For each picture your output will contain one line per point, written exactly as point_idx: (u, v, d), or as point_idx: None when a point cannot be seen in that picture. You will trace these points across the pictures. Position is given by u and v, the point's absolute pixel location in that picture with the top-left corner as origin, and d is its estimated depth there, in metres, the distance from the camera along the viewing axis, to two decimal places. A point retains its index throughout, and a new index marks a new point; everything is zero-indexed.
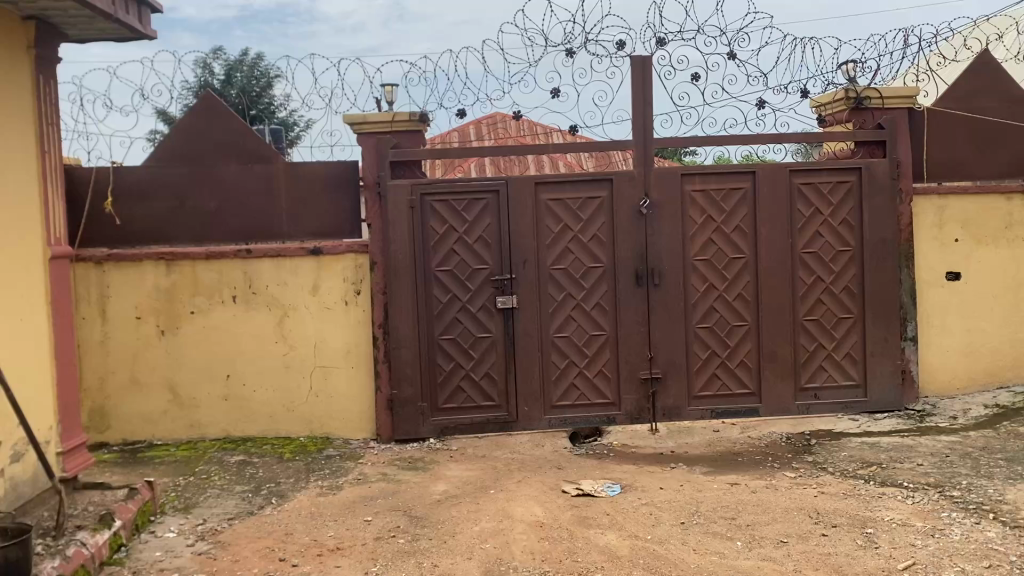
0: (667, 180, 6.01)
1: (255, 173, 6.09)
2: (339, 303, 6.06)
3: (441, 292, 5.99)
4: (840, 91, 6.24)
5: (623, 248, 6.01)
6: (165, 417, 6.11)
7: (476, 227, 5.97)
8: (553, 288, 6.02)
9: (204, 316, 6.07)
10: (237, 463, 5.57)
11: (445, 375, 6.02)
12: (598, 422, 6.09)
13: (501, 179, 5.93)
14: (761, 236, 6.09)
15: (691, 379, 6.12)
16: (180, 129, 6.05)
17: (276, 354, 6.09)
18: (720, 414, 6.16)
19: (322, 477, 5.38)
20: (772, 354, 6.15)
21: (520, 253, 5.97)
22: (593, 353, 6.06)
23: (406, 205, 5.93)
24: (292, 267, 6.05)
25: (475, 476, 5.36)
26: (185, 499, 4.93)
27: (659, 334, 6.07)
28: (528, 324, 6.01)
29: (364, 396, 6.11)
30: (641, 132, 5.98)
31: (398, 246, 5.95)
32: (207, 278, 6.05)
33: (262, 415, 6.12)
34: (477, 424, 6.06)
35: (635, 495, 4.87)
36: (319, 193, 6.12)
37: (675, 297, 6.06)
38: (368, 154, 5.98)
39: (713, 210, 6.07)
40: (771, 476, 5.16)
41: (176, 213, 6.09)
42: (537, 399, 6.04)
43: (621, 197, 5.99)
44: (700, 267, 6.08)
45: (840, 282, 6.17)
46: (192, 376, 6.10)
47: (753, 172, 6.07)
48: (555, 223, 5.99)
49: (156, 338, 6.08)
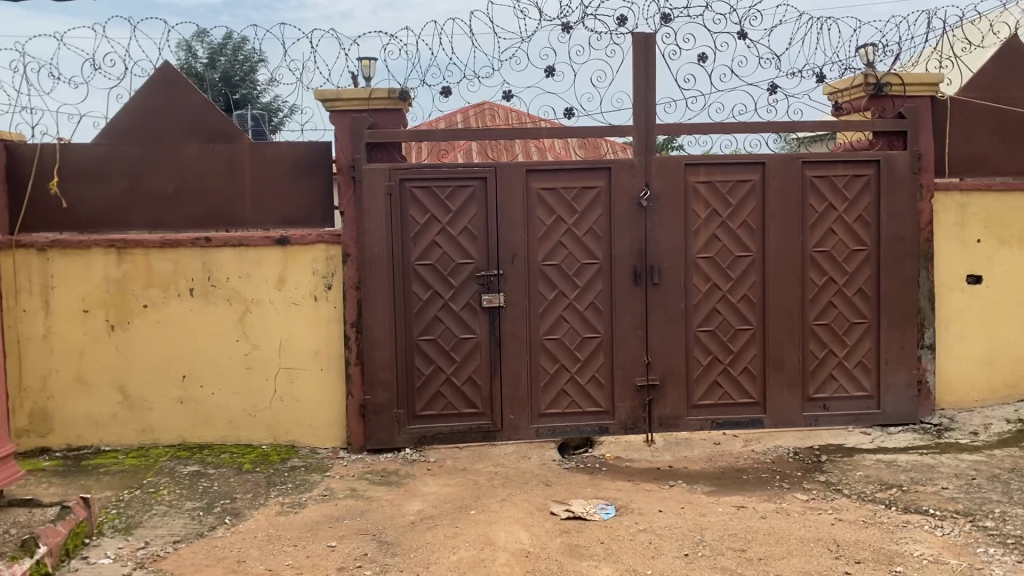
0: (670, 169, 5.50)
1: (217, 153, 5.53)
2: (307, 298, 5.52)
3: (421, 289, 5.46)
4: (858, 76, 5.74)
5: (620, 243, 5.50)
6: (114, 421, 5.55)
7: (460, 218, 5.44)
8: (543, 286, 5.51)
9: (159, 310, 5.52)
10: (190, 474, 5.02)
11: (424, 380, 5.50)
12: (589, 432, 5.59)
13: (489, 165, 5.40)
14: (771, 233, 5.59)
15: (690, 387, 5.63)
16: (134, 103, 5.48)
17: (237, 354, 5.55)
18: (722, 426, 5.66)
19: (283, 493, 4.84)
20: (780, 361, 5.66)
21: (508, 247, 5.45)
22: (586, 358, 5.56)
23: (384, 191, 5.39)
24: (257, 258, 5.50)
25: (454, 495, 4.85)
26: (126, 518, 4.36)
27: (657, 337, 5.57)
28: (515, 325, 5.50)
29: (334, 401, 5.58)
30: (643, 116, 5.47)
31: (375, 237, 5.41)
32: (162, 269, 5.49)
33: (221, 420, 5.58)
34: (457, 433, 5.54)
35: (632, 519, 4.36)
36: (288, 176, 5.57)
37: (675, 297, 5.56)
38: (342, 135, 5.43)
39: (719, 204, 5.57)
40: (780, 498, 4.66)
41: (130, 195, 5.52)
42: (523, 406, 5.54)
43: (619, 188, 5.48)
44: (703, 265, 5.58)
45: (853, 285, 5.69)
46: (145, 377, 5.54)
47: (763, 163, 5.56)
48: (547, 214, 5.47)
49: (106, 333, 5.51)
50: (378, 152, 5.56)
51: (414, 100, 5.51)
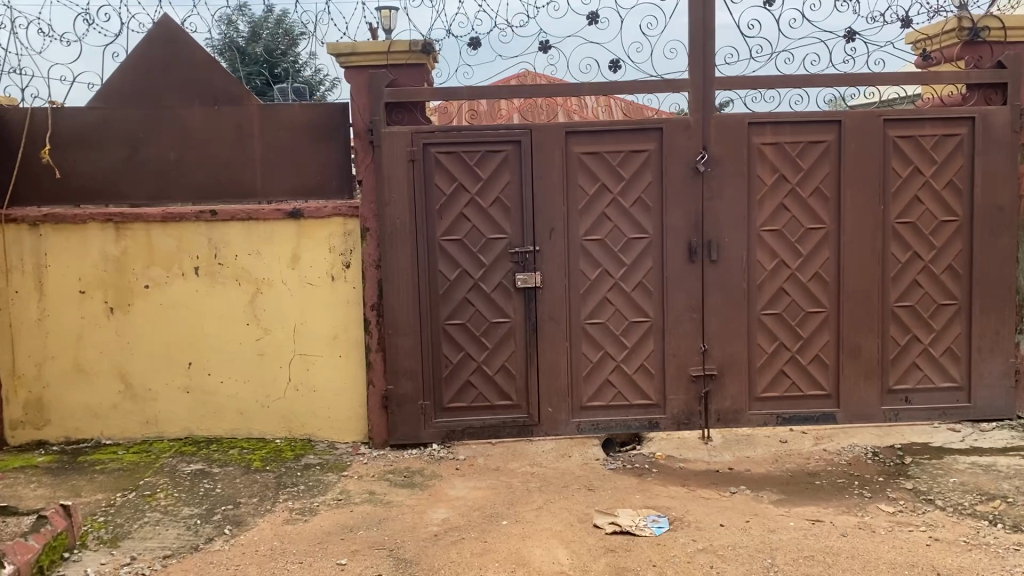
0: (731, 129, 4.83)
1: (223, 117, 4.99)
2: (323, 278, 4.97)
3: (448, 268, 4.88)
4: (950, 20, 4.98)
5: (673, 215, 4.85)
6: (116, 413, 5.07)
7: (492, 188, 4.83)
8: (585, 264, 4.88)
9: (162, 291, 5.02)
10: (192, 474, 4.51)
11: (452, 369, 4.93)
12: (638, 428, 4.97)
13: (523, 127, 4.78)
14: (846, 202, 4.89)
15: (753, 378, 4.98)
16: (132, 62, 4.97)
17: (248, 339, 5.03)
18: (789, 421, 5.00)
19: (293, 498, 4.31)
20: (855, 349, 4.98)
21: (546, 220, 4.84)
22: (634, 345, 4.93)
23: (405, 158, 4.80)
24: (267, 233, 4.96)
25: (484, 500, 4.28)
26: (114, 527, 3.87)
27: (715, 321, 4.92)
28: (554, 308, 4.89)
29: (354, 390, 5.03)
30: (700, 69, 4.81)
31: (396, 209, 4.83)
32: (164, 246, 4.99)
33: (230, 411, 5.08)
34: (489, 428, 4.97)
35: (688, 536, 3.75)
36: (301, 142, 5.00)
37: (736, 276, 4.90)
38: (358, 94, 4.84)
39: (787, 169, 4.87)
40: (862, 511, 4.01)
41: (129, 165, 5.01)
42: (563, 399, 4.94)
43: (672, 151, 4.82)
44: (768, 239, 4.90)
45: (941, 262, 4.97)
46: (148, 364, 5.06)
47: (838, 121, 4.85)
48: (590, 182, 4.84)
49: (105, 316, 5.03)
50: (398, 113, 4.95)
51: (439, 53, 4.89)
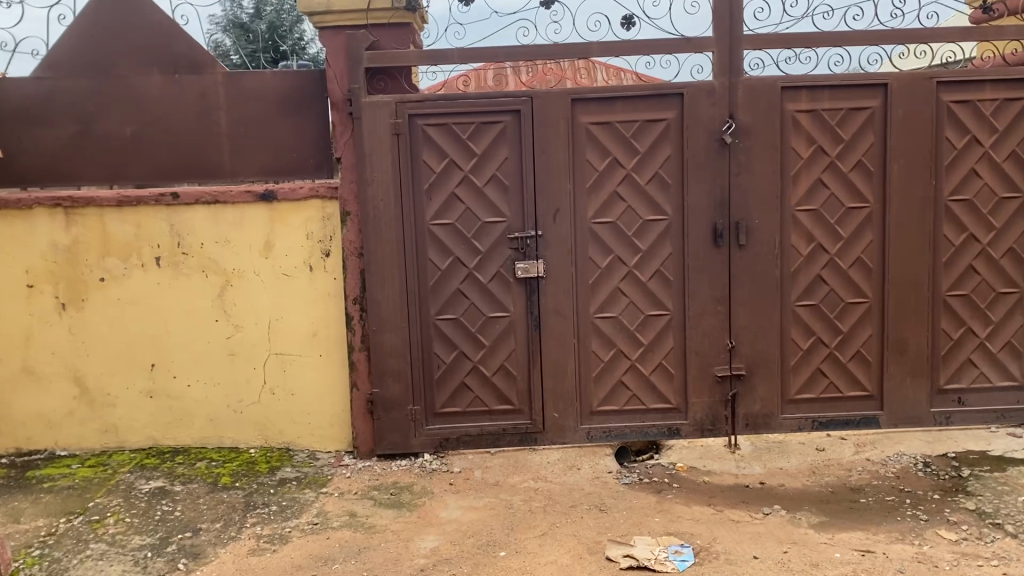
0: (761, 94, 4.21)
1: (184, 87, 4.41)
2: (300, 268, 4.41)
3: (439, 256, 4.31)
4: None
5: (695, 193, 4.26)
6: (71, 420, 4.55)
7: (488, 164, 4.25)
8: (595, 250, 4.30)
9: (119, 284, 4.47)
10: (150, 493, 3.98)
11: (446, 370, 4.38)
12: (655, 435, 4.41)
13: (523, 94, 4.18)
14: (893, 177, 4.28)
15: (786, 378, 4.40)
16: (81, 25, 4.39)
17: (217, 337, 4.49)
18: (826, 426, 4.42)
19: (262, 522, 3.76)
20: (902, 344, 4.38)
21: (550, 200, 4.25)
22: (651, 341, 4.36)
23: (388, 130, 4.22)
24: (236, 218, 4.39)
25: (480, 524, 3.74)
26: (49, 563, 3.34)
27: (743, 314, 4.34)
28: (560, 300, 4.32)
29: (336, 394, 4.48)
30: (726, 26, 4.19)
31: (380, 190, 4.25)
32: (121, 233, 4.43)
33: (199, 418, 4.55)
34: (488, 435, 4.42)
35: (716, 572, 3.20)
36: (273, 115, 4.42)
37: (767, 264, 4.31)
38: (336, 59, 4.25)
39: (826, 140, 4.27)
40: (919, 538, 3.44)
41: (81, 142, 4.45)
42: (570, 403, 4.38)
43: (694, 121, 4.22)
44: (804, 221, 4.30)
45: (1001, 245, 4.36)
46: (105, 366, 4.52)
47: (884, 84, 4.23)
48: (600, 157, 4.25)
49: (56, 313, 4.48)
50: (380, 80, 4.37)
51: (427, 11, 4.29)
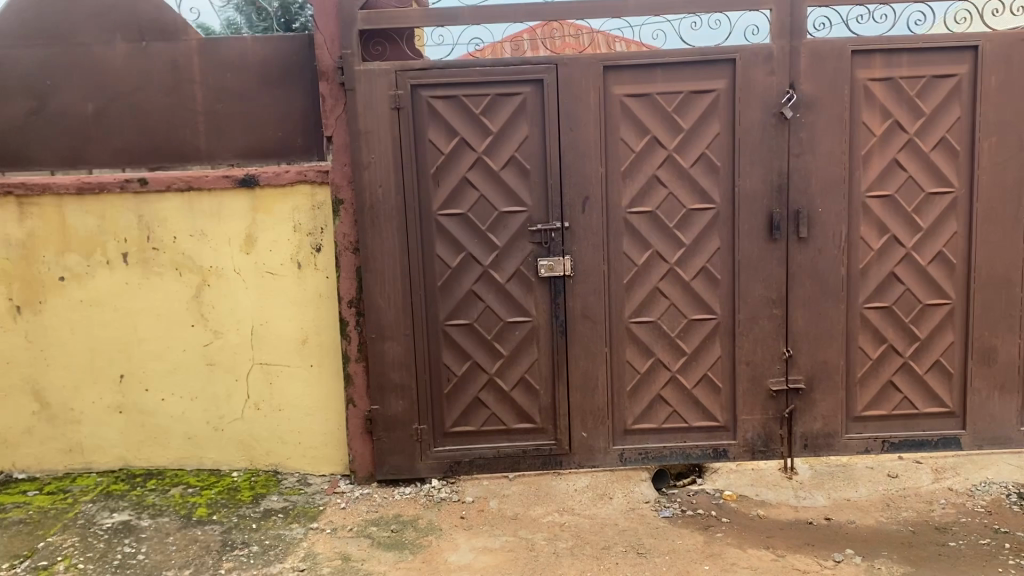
0: (827, 60, 3.56)
1: (153, 56, 3.80)
2: (287, 265, 3.81)
3: (448, 251, 3.70)
4: None
5: (748, 177, 3.62)
6: (30, 439, 4.00)
7: (505, 144, 3.63)
8: (630, 245, 3.68)
9: (82, 284, 3.89)
10: (112, 530, 3.42)
11: (456, 383, 3.78)
12: (699, 458, 3.81)
13: (545, 61, 3.55)
14: (983, 156, 3.62)
15: (851, 393, 3.77)
16: None
17: (194, 345, 3.91)
18: (898, 448, 3.80)
19: (238, 568, 3.18)
20: (989, 353, 3.75)
21: (577, 187, 3.63)
22: (694, 350, 3.74)
23: (387, 104, 3.60)
24: (213, 208, 3.80)
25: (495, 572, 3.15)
26: None
27: (803, 318, 3.71)
28: (589, 302, 3.70)
29: (330, 410, 3.90)
30: None
31: (378, 174, 3.64)
32: (82, 226, 3.84)
33: (175, 437, 3.98)
34: (505, 458, 3.83)
35: None
36: (256, 88, 3.81)
37: (831, 259, 3.67)
38: (325, 21, 3.63)
39: (903, 114, 3.61)
40: None
41: (35, 121, 3.86)
42: (600, 421, 3.78)
43: (747, 92, 3.57)
44: (875, 209, 3.66)
45: None
46: (68, 378, 3.96)
47: (973, 47, 3.57)
48: (636, 136, 3.62)
49: (10, 317, 3.92)
50: (378, 45, 3.75)
51: None
